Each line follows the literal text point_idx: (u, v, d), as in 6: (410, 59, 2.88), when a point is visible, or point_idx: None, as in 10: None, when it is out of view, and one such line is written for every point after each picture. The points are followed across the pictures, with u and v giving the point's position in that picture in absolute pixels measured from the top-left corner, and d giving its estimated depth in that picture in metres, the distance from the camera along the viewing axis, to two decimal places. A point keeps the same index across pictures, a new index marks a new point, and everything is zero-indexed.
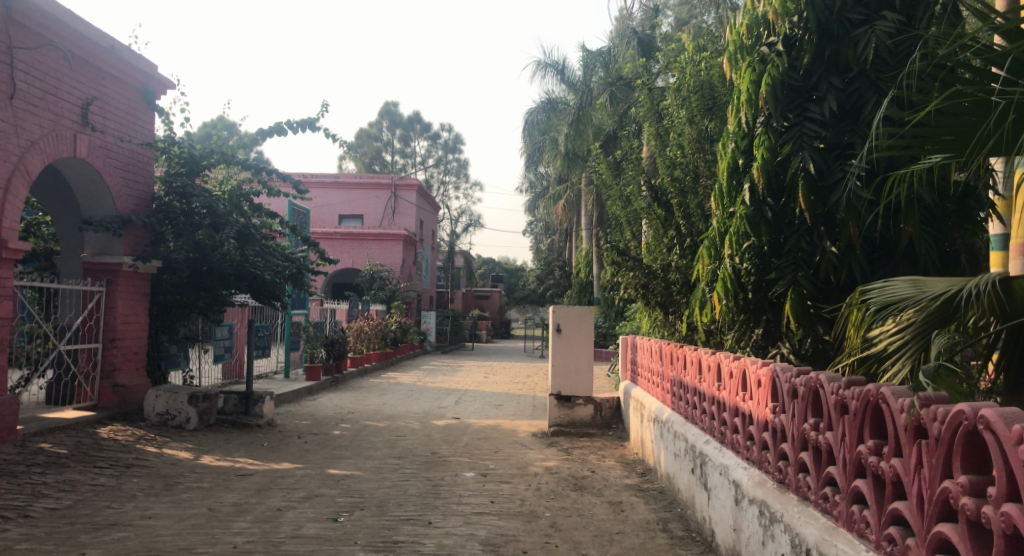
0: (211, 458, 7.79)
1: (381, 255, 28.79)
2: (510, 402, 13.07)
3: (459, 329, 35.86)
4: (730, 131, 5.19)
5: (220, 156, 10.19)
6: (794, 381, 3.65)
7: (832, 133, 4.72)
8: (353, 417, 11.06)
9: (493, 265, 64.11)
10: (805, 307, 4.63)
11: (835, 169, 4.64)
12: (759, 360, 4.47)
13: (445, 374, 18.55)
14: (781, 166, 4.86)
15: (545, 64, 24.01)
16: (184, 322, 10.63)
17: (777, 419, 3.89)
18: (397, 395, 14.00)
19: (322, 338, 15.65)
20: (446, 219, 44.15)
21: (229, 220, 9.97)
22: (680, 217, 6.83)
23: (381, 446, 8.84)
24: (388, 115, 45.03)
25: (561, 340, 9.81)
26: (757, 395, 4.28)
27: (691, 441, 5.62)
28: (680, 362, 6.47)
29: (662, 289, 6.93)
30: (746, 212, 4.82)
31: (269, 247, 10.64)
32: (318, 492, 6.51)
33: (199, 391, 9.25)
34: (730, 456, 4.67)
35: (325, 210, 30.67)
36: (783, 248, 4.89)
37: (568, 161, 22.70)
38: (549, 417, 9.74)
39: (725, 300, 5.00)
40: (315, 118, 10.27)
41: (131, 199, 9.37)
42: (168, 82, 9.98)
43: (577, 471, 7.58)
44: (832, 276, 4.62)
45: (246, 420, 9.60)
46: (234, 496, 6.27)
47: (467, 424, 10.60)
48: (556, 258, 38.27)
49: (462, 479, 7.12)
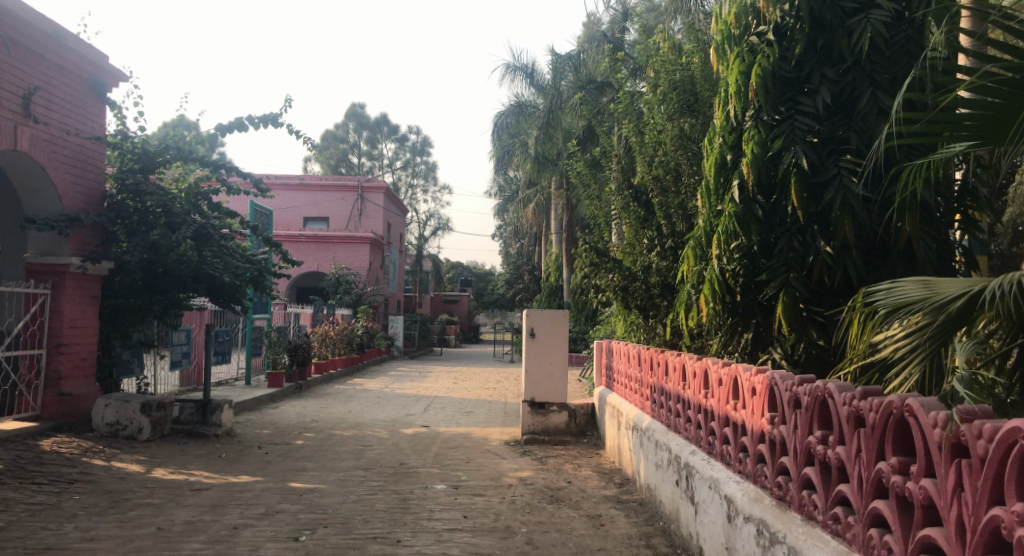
0: (163, 472, 7.30)
1: (348, 259, 28.22)
2: (480, 409, 12.71)
3: (427, 334, 35.39)
4: (718, 125, 4.91)
5: (176, 152, 9.63)
6: (796, 390, 3.39)
7: (826, 127, 4.50)
8: (317, 426, 10.61)
9: (461, 270, 63.63)
10: (797, 310, 4.38)
11: (829, 165, 4.40)
12: (751, 367, 4.20)
13: (413, 380, 18.12)
14: (772, 161, 4.61)
15: (514, 66, 23.78)
16: (138, 326, 10.06)
17: (775, 430, 3.62)
18: (364, 402, 13.55)
19: (286, 343, 15.13)
20: (414, 222, 43.67)
21: (185, 219, 9.45)
22: (660, 216, 6.55)
23: (346, 456, 8.43)
24: (354, 117, 44.37)
25: (534, 345, 9.52)
26: (751, 404, 4.00)
27: (675, 451, 5.33)
28: (660, 367, 6.22)
29: (642, 292, 6.63)
30: (735, 210, 4.56)
31: (229, 248, 10.10)
32: (279, 507, 6.09)
33: (153, 400, 8.72)
34: (721, 469, 4.39)
35: (290, 212, 29.97)
36: (774, 248, 4.63)
37: (537, 165, 21.92)
38: (522, 425, 9.40)
39: (713, 303, 4.73)
40: (277, 113, 9.83)
41: (80, 197, 8.85)
42: (119, 74, 9.46)
43: (552, 482, 7.26)
44: (827, 278, 4.36)
45: (203, 430, 9.11)
46: (186, 513, 5.83)
47: (437, 432, 10.23)
48: (525, 262, 38.02)
49: (432, 492, 6.76)
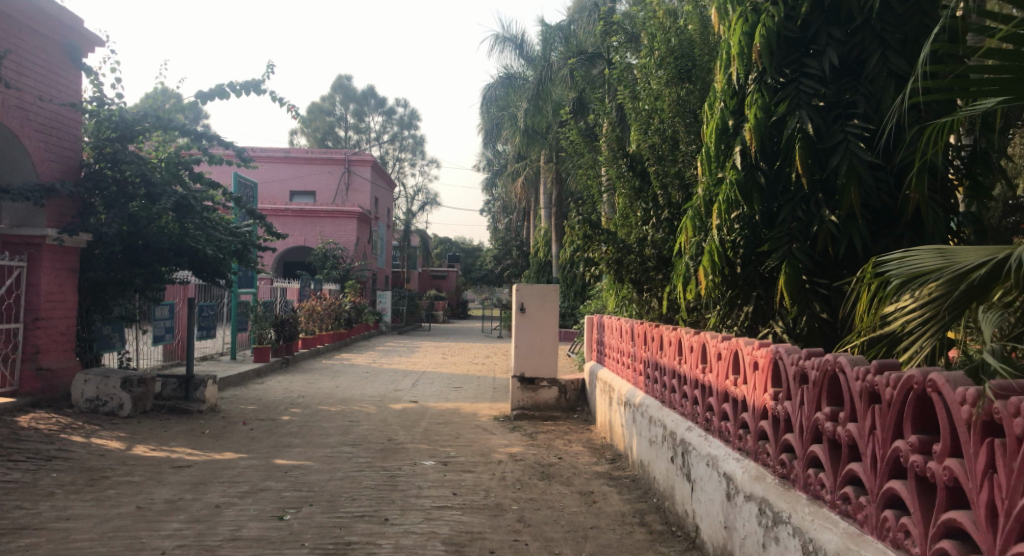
0: (144, 448, 7.11)
1: (335, 233, 27.90)
2: (469, 384, 12.58)
3: (415, 310, 35.22)
4: (719, 90, 4.75)
5: (155, 121, 9.31)
6: (803, 364, 3.24)
7: (832, 90, 4.31)
8: (303, 401, 10.43)
9: (449, 245, 63.33)
10: (800, 282, 4.22)
11: (835, 130, 4.22)
12: (752, 340, 4.05)
13: (401, 355, 17.97)
14: (776, 126, 4.43)
15: (503, 37, 23.38)
16: (119, 300, 9.81)
17: (779, 406, 3.48)
18: (351, 377, 13.38)
19: (272, 318, 14.91)
20: (402, 197, 43.27)
21: (166, 189, 9.08)
22: (656, 186, 6.35)
23: (333, 432, 8.27)
24: (341, 89, 43.67)
25: (524, 320, 9.36)
26: (752, 379, 3.86)
27: (670, 428, 5.19)
28: (655, 342, 6.08)
29: (637, 265, 6.46)
30: (737, 178, 4.39)
31: (211, 220, 9.83)
32: (263, 485, 5.93)
33: (134, 375, 8.51)
34: (719, 446, 4.25)
35: (276, 185, 29.54)
36: (777, 218, 4.47)
37: (527, 138, 21.90)
38: (512, 400, 9.27)
39: (712, 275, 4.58)
40: (260, 80, 9.53)
41: (55, 165, 8.53)
42: (95, 39, 9.11)
43: (543, 458, 7.14)
44: (831, 249, 4.20)
45: (186, 406, 8.92)
46: (167, 491, 5.65)
47: (425, 408, 10.08)
48: (513, 237, 37.79)
49: (421, 468, 6.62)
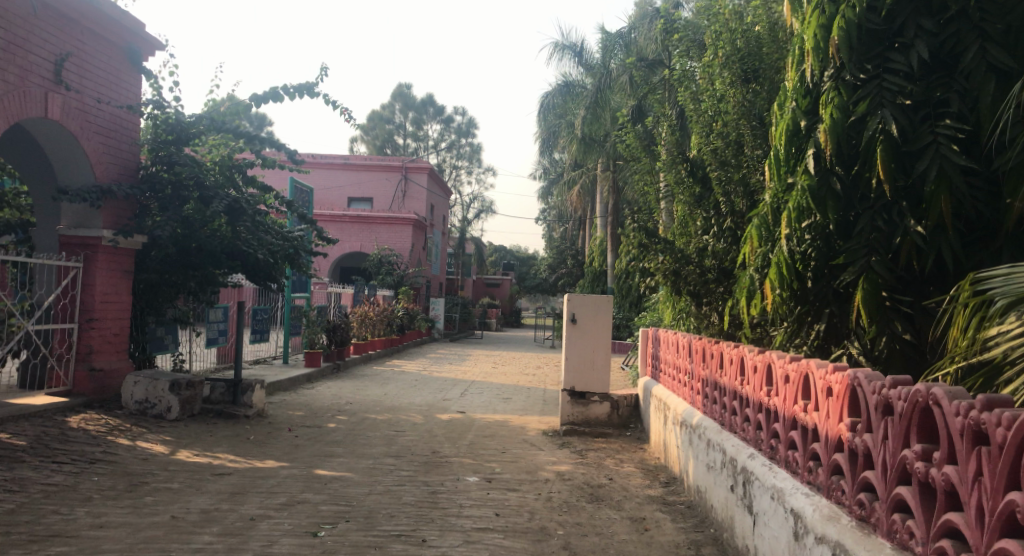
0: (188, 453, 7.04)
1: (390, 239, 28.05)
2: (519, 395, 12.29)
3: (469, 317, 35.19)
4: (790, 88, 4.37)
5: (209, 123, 9.42)
6: (885, 392, 2.82)
7: (920, 88, 3.88)
8: (350, 408, 10.32)
9: (504, 253, 63.27)
10: (879, 299, 3.80)
11: (923, 132, 3.79)
12: (825, 362, 3.62)
13: (451, 363, 17.81)
14: (854, 127, 4.03)
15: (562, 45, 23.12)
16: (172, 303, 9.89)
17: (856, 439, 3.06)
18: (400, 384, 13.25)
19: (324, 324, 14.92)
20: (458, 204, 43.39)
21: (218, 192, 9.16)
22: (718, 193, 5.95)
23: (377, 442, 8.09)
24: (400, 97, 44.12)
25: (575, 331, 9.02)
26: (825, 406, 3.44)
27: (730, 454, 4.79)
28: (715, 360, 5.69)
29: (696, 277, 6.08)
30: (809, 184, 4.00)
31: (263, 223, 9.81)
32: (301, 497, 5.76)
33: (183, 378, 8.51)
34: (786, 478, 3.84)
35: (334, 192, 29.89)
36: (854, 229, 4.07)
37: (584, 146, 21.55)
38: (562, 415, 8.95)
39: (780, 289, 4.20)
40: (313, 83, 9.51)
41: (113, 168, 8.62)
42: (155, 43, 9.23)
43: (592, 478, 6.78)
44: (915, 263, 3.76)
45: (234, 410, 8.88)
46: (204, 500, 5.52)
47: (473, 419, 9.83)
48: (569, 246, 37.43)
49: (464, 485, 6.35)
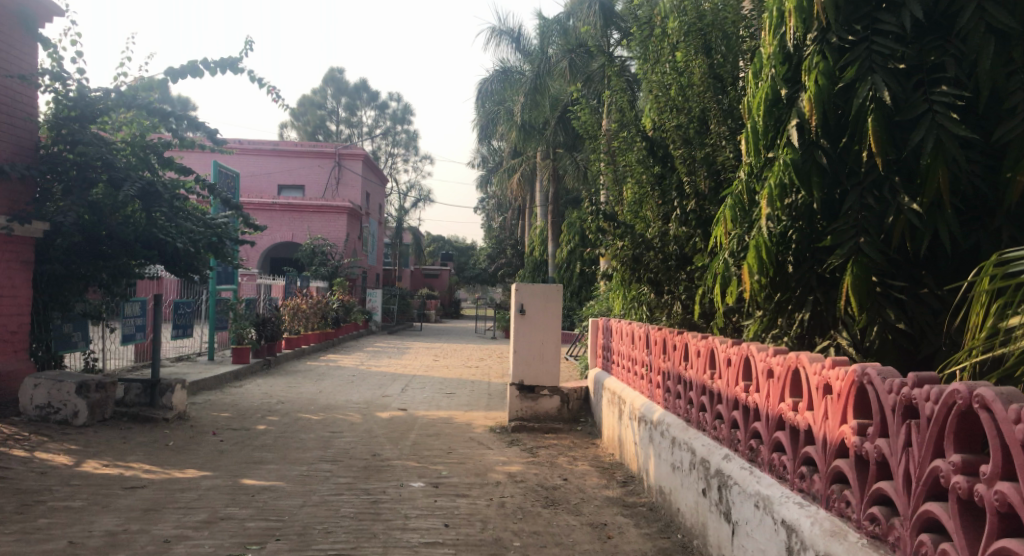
0: (95, 464, 6.27)
1: (324, 229, 27.05)
2: (462, 390, 11.78)
3: (406, 308, 34.50)
4: (768, 54, 3.96)
5: (118, 97, 8.41)
6: (905, 393, 2.42)
7: (913, 51, 3.50)
8: (281, 408, 9.61)
9: (441, 243, 62.54)
10: (869, 285, 3.45)
11: (918, 100, 3.42)
12: (817, 357, 3.25)
13: (390, 357, 17.18)
14: (841, 95, 3.66)
15: (499, 31, 22.53)
16: (80, 297, 8.98)
17: (865, 444, 2.68)
18: (336, 380, 12.56)
19: (252, 317, 14.07)
20: (394, 193, 42.47)
21: (130, 174, 8.21)
22: (682, 171, 5.54)
23: (312, 446, 7.45)
24: (333, 82, 42.77)
25: (523, 322, 8.56)
26: (821, 405, 3.06)
27: (700, 455, 4.41)
28: (679, 352, 5.31)
29: (657, 264, 5.77)
30: (793, 158, 3.61)
31: (183, 210, 8.93)
32: (225, 512, 5.11)
33: (91, 380, 7.68)
34: (772, 484, 3.47)
35: (263, 179, 28.65)
36: (840, 208, 3.71)
37: (523, 133, 21.06)
38: (510, 410, 8.51)
39: (759, 275, 3.81)
40: (237, 58, 8.74)
41: (4, 146, 7.76)
42: (53, 7, 8.34)
43: (546, 479, 6.34)
44: (909, 244, 3.41)
45: (151, 413, 8.07)
46: (111, 521, 4.83)
47: (414, 416, 9.29)
48: (508, 236, 36.98)
49: (408, 492, 5.82)
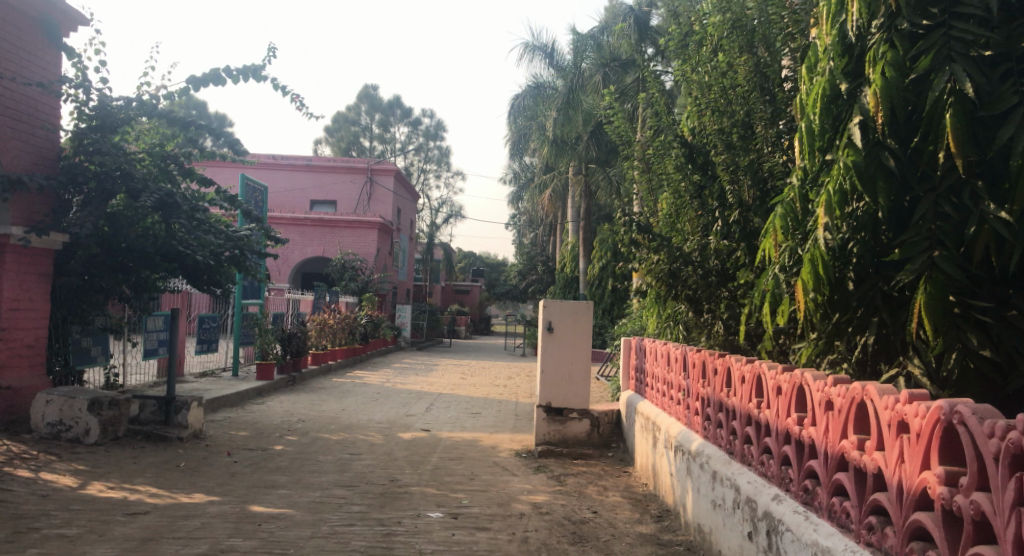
0: (100, 487, 5.98)
1: (354, 244, 26.96)
2: (489, 410, 11.36)
3: (435, 324, 34.21)
4: (827, 46, 3.53)
5: (139, 106, 8.16)
6: (1013, 439, 1.96)
7: (1000, 37, 3.05)
8: (302, 427, 9.29)
9: (473, 259, 62.38)
10: (945, 305, 2.97)
11: (1006, 92, 2.96)
12: (888, 388, 2.77)
13: (417, 374, 16.84)
14: (913, 89, 3.21)
15: (532, 46, 22.31)
16: (100, 311, 8.79)
17: (955, 498, 2.20)
18: (361, 398, 12.23)
19: (278, 333, 13.86)
20: (427, 209, 42.45)
21: (149, 185, 7.98)
22: (725, 179, 5.15)
23: (328, 469, 7.09)
24: (367, 99, 43.08)
25: (552, 341, 8.14)
26: (895, 447, 2.58)
27: (745, 493, 3.93)
28: (721, 377, 4.84)
29: (696, 280, 5.29)
30: (855, 160, 3.17)
31: (204, 223, 8.59)
32: (227, 544, 4.75)
33: (104, 396, 7.45)
34: (831, 535, 2.99)
35: (295, 194, 28.75)
36: (911, 217, 3.24)
37: (555, 149, 20.70)
38: (537, 434, 8.08)
39: (814, 292, 3.35)
40: (259, 66, 8.53)
41: (24, 157, 7.63)
42: (77, 16, 8.22)
43: (574, 511, 5.87)
44: (995, 259, 2.92)
45: (165, 431, 7.81)
46: (104, 552, 4.50)
47: (438, 438, 8.90)
48: (540, 252, 36.62)
49: (425, 524, 5.40)
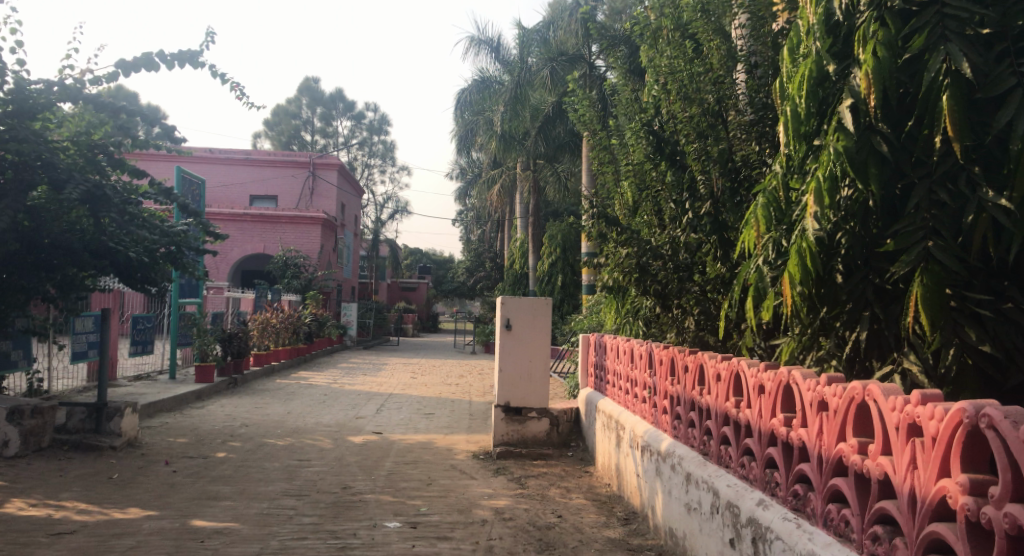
0: (21, 505, 5.44)
1: (297, 240, 26.19)
2: (442, 410, 11.03)
3: (382, 322, 33.62)
4: (811, 24, 3.32)
5: (62, 90, 7.56)
6: None
7: (997, 13, 2.88)
8: (245, 432, 8.81)
9: (418, 255, 61.68)
10: (944, 299, 2.81)
11: (1003, 72, 2.79)
12: (893, 387, 2.59)
13: (365, 374, 16.35)
14: (904, 71, 3.04)
15: (478, 39, 21.99)
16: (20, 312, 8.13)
17: (984, 509, 2.02)
18: (307, 400, 11.75)
19: (218, 333, 13.23)
20: (371, 205, 41.69)
21: (75, 176, 7.39)
22: (695, 168, 4.90)
23: (275, 478, 6.67)
24: (308, 92, 42.06)
25: (510, 338, 7.88)
26: (906, 452, 2.40)
27: (725, 498, 3.74)
28: (694, 374, 4.65)
29: (666, 273, 5.14)
30: (845, 146, 2.98)
31: (137, 216, 8.04)
32: None
33: (26, 405, 6.84)
34: (829, 544, 2.80)
35: (234, 189, 27.81)
36: (903, 207, 3.08)
37: (503, 144, 20.40)
38: (494, 434, 7.80)
39: (802, 285, 3.17)
40: (197, 51, 8.01)
41: None
42: None
43: (538, 516, 5.63)
44: (995, 249, 2.77)
45: (95, 440, 7.26)
46: None
47: (390, 441, 8.55)
48: (487, 249, 36.35)
49: (383, 535, 5.07)
